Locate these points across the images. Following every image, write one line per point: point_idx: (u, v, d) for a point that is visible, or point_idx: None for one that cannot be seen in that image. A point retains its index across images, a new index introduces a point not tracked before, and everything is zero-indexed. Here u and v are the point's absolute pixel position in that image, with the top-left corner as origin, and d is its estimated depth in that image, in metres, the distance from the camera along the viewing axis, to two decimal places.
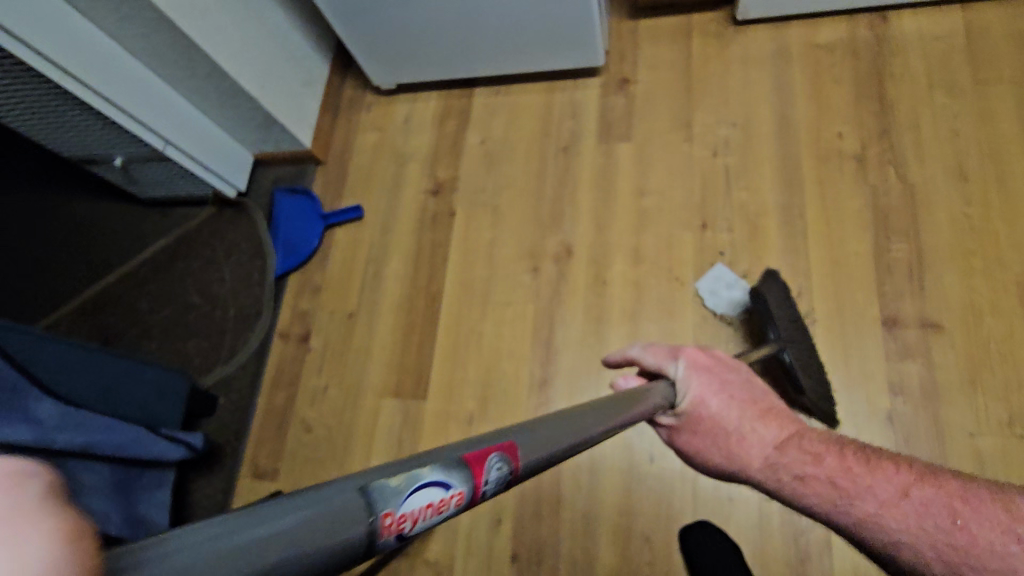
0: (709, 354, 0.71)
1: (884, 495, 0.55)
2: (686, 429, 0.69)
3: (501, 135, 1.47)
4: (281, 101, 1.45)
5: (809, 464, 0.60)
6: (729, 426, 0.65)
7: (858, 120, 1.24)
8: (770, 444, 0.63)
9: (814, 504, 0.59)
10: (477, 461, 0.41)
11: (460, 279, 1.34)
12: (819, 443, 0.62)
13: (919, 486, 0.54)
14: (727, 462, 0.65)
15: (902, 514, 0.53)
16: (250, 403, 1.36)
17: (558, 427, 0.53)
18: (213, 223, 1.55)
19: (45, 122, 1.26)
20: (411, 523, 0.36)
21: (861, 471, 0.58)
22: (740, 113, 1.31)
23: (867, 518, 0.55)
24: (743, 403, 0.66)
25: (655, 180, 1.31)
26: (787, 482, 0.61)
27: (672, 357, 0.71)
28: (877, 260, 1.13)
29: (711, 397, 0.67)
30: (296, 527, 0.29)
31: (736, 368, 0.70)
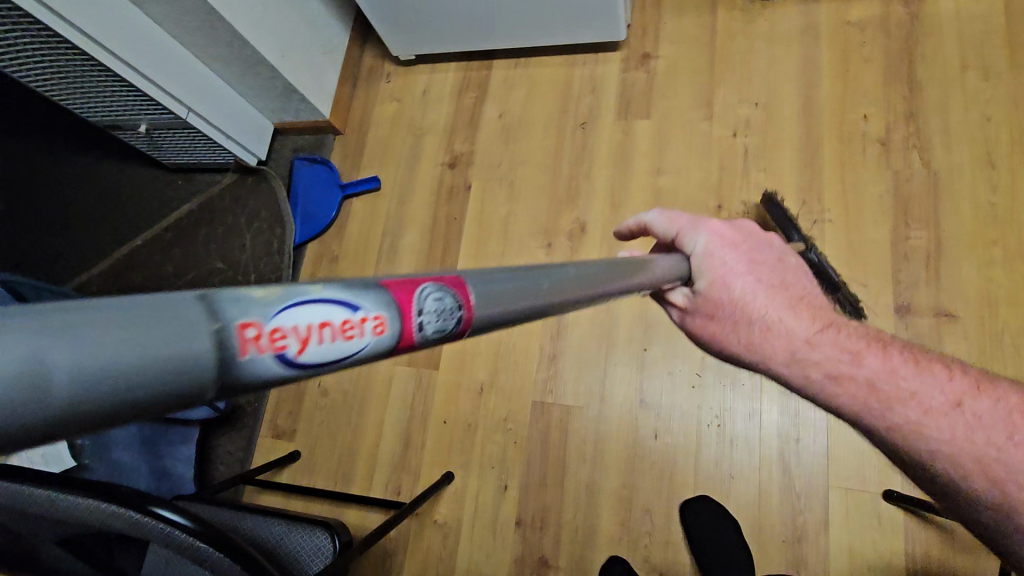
0: (735, 229, 0.65)
1: (933, 405, 0.56)
2: (700, 312, 0.65)
3: (519, 108, 1.46)
4: (301, 71, 1.45)
5: (851, 365, 0.60)
6: (754, 314, 0.61)
7: (885, 101, 1.21)
8: (801, 337, 0.60)
9: (846, 404, 0.59)
10: (402, 289, 0.32)
11: (474, 253, 1.36)
12: (857, 341, 0.61)
13: (973, 397, 0.55)
14: (746, 351, 0.63)
15: (948, 424, 0.55)
16: None
17: (529, 277, 0.43)
18: (235, 190, 1.59)
19: (74, 87, 1.29)
20: (298, 344, 0.27)
21: (906, 376, 0.58)
22: (763, 91, 1.29)
23: (907, 424, 0.56)
24: (770, 288, 0.62)
25: (672, 159, 1.30)
26: (818, 379, 0.60)
27: (693, 227, 0.64)
28: (895, 247, 1.12)
29: (735, 280, 0.62)
30: (64, 333, 0.20)
31: (764, 247, 0.65)
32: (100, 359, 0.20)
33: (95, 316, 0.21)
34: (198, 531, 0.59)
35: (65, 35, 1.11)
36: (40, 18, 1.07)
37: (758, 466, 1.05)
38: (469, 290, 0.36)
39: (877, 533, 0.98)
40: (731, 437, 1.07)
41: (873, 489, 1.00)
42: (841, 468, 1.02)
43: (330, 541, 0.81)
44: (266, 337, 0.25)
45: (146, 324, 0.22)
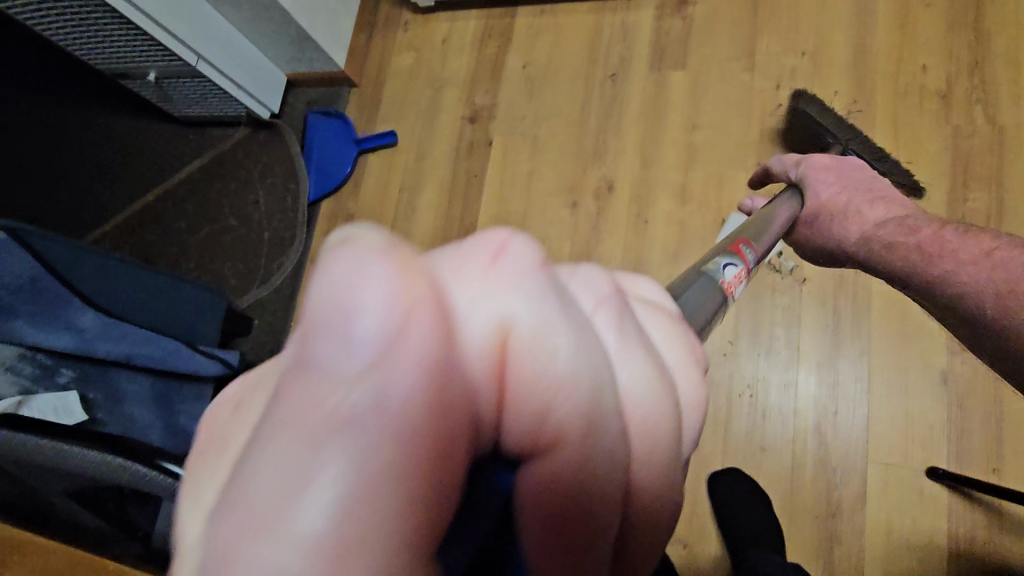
0: (831, 159, 0.86)
1: (967, 257, 0.66)
2: (807, 223, 0.86)
3: (545, 58, 1.37)
4: (314, 17, 1.37)
5: (906, 235, 0.73)
6: (838, 209, 0.82)
7: (947, 50, 1.11)
8: (869, 222, 0.78)
9: (893, 267, 0.73)
10: (737, 248, 0.62)
11: (495, 212, 1.30)
12: (919, 221, 0.74)
13: (1006, 251, 0.63)
14: (830, 241, 0.82)
15: (974, 270, 0.65)
16: (284, 325, 1.37)
17: (765, 230, 0.73)
18: (247, 144, 1.53)
19: (77, 27, 1.22)
20: (734, 285, 0.54)
21: (953, 241, 0.68)
22: (811, 39, 1.19)
23: (942, 275, 0.68)
24: (856, 192, 0.81)
25: (709, 112, 1.21)
26: (877, 252, 0.76)
27: (796, 164, 0.89)
28: (951, 210, 1.03)
29: (824, 189, 0.84)
30: (687, 294, 0.45)
31: (860, 168, 0.85)
32: (697, 310, 0.44)
33: (685, 292, 0.45)
34: None
35: None
36: None
37: (792, 439, 1.00)
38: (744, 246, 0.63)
39: (918, 511, 0.92)
40: (764, 407, 1.02)
41: (915, 465, 0.94)
42: (882, 442, 0.96)
43: None
44: (730, 281, 0.53)
45: (688, 296, 0.45)
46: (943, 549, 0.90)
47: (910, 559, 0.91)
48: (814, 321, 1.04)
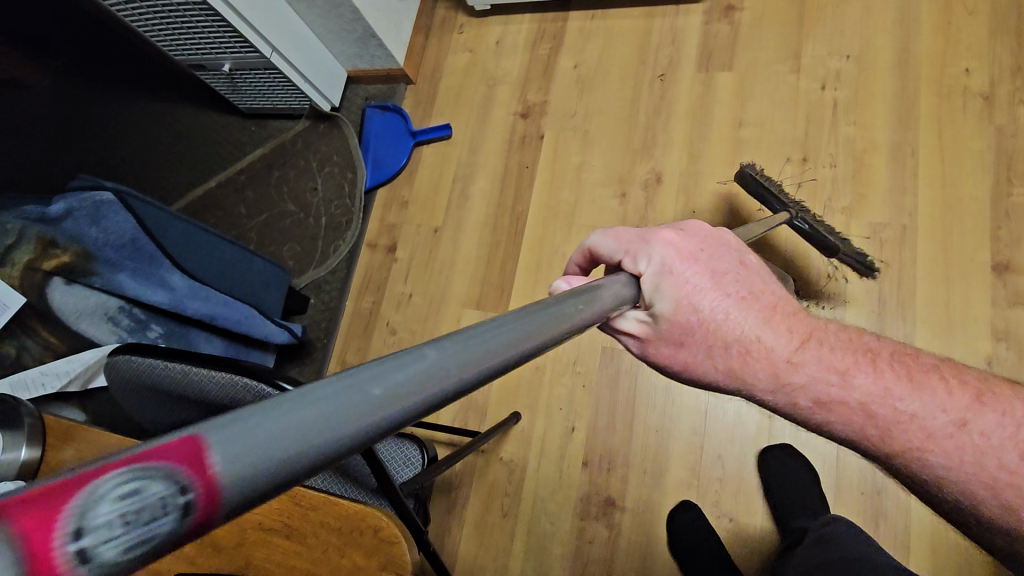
0: (690, 239, 0.61)
1: (934, 427, 0.52)
2: (668, 340, 0.59)
3: (595, 59, 1.44)
4: (380, 14, 1.45)
5: (839, 388, 0.55)
6: (728, 338, 0.57)
7: (990, 55, 1.15)
8: (782, 359, 0.57)
9: (836, 428, 0.56)
10: (52, 511, 0.21)
11: (546, 201, 1.36)
12: (845, 358, 0.57)
13: (976, 414, 0.51)
14: (725, 380, 0.59)
15: (954, 446, 0.51)
16: (339, 303, 1.43)
17: (415, 378, 0.31)
18: (306, 135, 1.62)
19: (167, 20, 1.33)
20: None
21: (902, 396, 0.54)
22: (855, 44, 1.24)
23: (910, 449, 0.53)
24: (743, 308, 0.58)
25: (756, 111, 1.27)
26: (805, 406, 0.57)
27: (648, 247, 0.59)
28: (995, 203, 1.07)
29: (702, 299, 0.58)
30: None
31: (722, 256, 0.61)
32: None
33: None
34: None
35: None
36: None
37: None
38: (201, 458, 0.23)
39: None
40: None
41: None
42: None
43: (419, 454, 0.85)
44: None
45: None
46: None
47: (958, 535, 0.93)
48: (858, 306, 1.08)
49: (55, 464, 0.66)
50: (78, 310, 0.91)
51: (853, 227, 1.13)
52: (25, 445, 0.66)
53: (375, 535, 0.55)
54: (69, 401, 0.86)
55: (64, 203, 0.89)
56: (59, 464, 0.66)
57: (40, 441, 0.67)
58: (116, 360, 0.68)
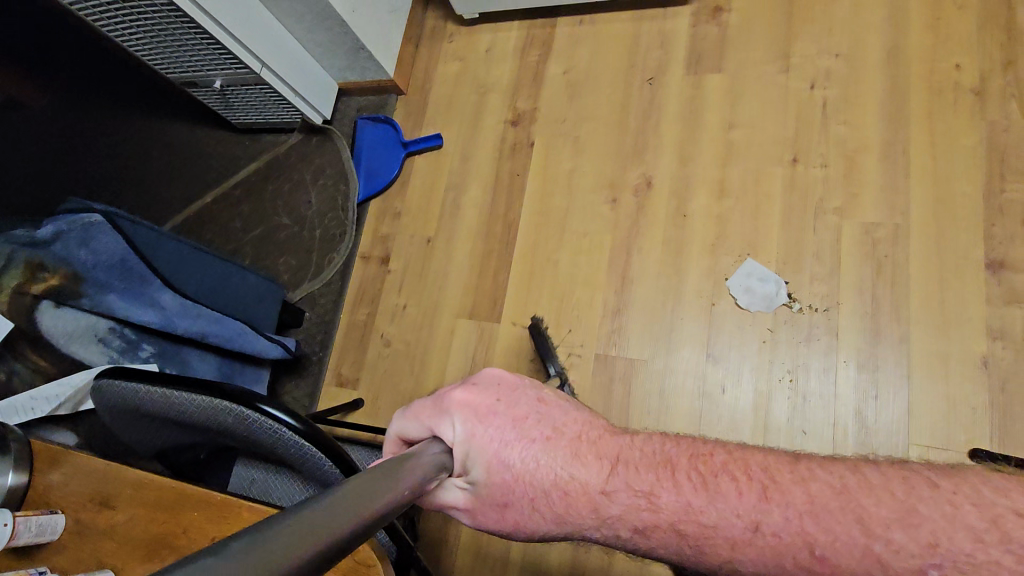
0: (484, 392, 0.56)
1: (735, 536, 0.47)
2: (491, 505, 0.54)
3: (585, 64, 1.44)
4: (369, 25, 1.45)
5: (647, 511, 0.50)
6: (540, 485, 0.52)
7: (979, 49, 1.14)
8: (595, 491, 0.51)
9: (660, 552, 0.51)
10: None
11: (537, 208, 1.36)
12: (647, 474, 0.51)
13: (765, 512, 0.47)
14: (556, 527, 0.53)
15: (755, 554, 0.47)
16: (334, 316, 1.44)
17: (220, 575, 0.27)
18: (300, 148, 1.63)
19: (156, 39, 1.33)
20: None
21: (701, 507, 0.49)
22: (845, 42, 1.23)
23: (723, 564, 0.48)
24: (544, 448, 0.53)
25: (746, 112, 1.26)
26: (627, 537, 0.51)
27: (443, 417, 0.55)
28: (989, 200, 1.05)
29: (510, 453, 0.53)
30: None
31: (516, 398, 0.57)
32: None
33: None
34: (305, 432, 0.61)
35: None
36: None
37: (833, 422, 1.02)
38: None
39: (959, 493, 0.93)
40: (804, 393, 1.05)
41: (959, 448, 0.95)
42: (925, 426, 0.98)
43: None
44: None
45: None
46: None
47: None
48: (853, 307, 1.07)
49: (41, 490, 0.66)
50: (69, 332, 0.91)
51: (845, 227, 1.11)
52: (11, 472, 0.66)
53: (352, 559, 0.55)
54: (60, 424, 0.87)
55: (53, 226, 0.91)
56: (45, 490, 0.66)
57: (27, 466, 0.67)
58: (103, 385, 0.68)
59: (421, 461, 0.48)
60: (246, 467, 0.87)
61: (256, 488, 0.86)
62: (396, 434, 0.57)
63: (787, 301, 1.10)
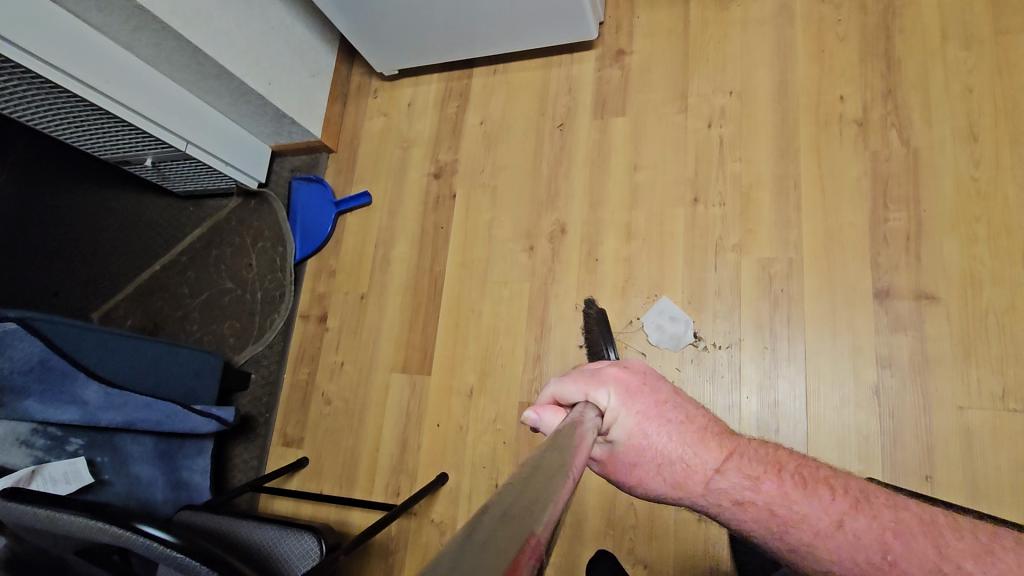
0: (632, 371, 0.62)
1: (821, 527, 0.53)
2: (622, 462, 0.60)
3: (500, 114, 1.48)
4: (288, 93, 1.49)
5: (751, 491, 0.56)
6: (672, 455, 0.58)
7: (862, 80, 1.18)
8: (709, 469, 0.58)
9: (749, 528, 0.57)
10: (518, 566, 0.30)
11: (461, 260, 1.40)
12: (758, 465, 0.58)
13: (854, 517, 0.53)
14: (673, 491, 0.59)
15: (835, 547, 0.52)
16: (279, 376, 1.48)
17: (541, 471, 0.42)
18: (239, 212, 1.66)
19: (82, 134, 1.35)
20: None
21: (796, 499, 0.55)
22: (738, 79, 1.27)
23: (802, 548, 0.54)
24: (683, 427, 0.60)
25: (649, 154, 1.29)
26: (726, 509, 0.58)
27: (600, 383, 0.60)
28: (873, 230, 1.09)
29: (649, 425, 0.59)
30: None
31: (659, 382, 0.62)
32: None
33: None
34: (179, 546, 0.70)
35: (71, 88, 1.16)
36: (47, 76, 1.11)
37: None
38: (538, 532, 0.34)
39: None
40: None
41: None
42: (823, 456, 1.02)
43: (316, 544, 0.92)
44: None
45: None
46: None
47: None
48: (752, 342, 1.11)
49: None
50: None
51: (744, 264, 1.15)
52: None
53: None
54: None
55: None
56: None
57: None
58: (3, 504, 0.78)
59: (584, 424, 0.53)
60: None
61: None
62: (551, 392, 0.62)
63: (693, 340, 1.14)
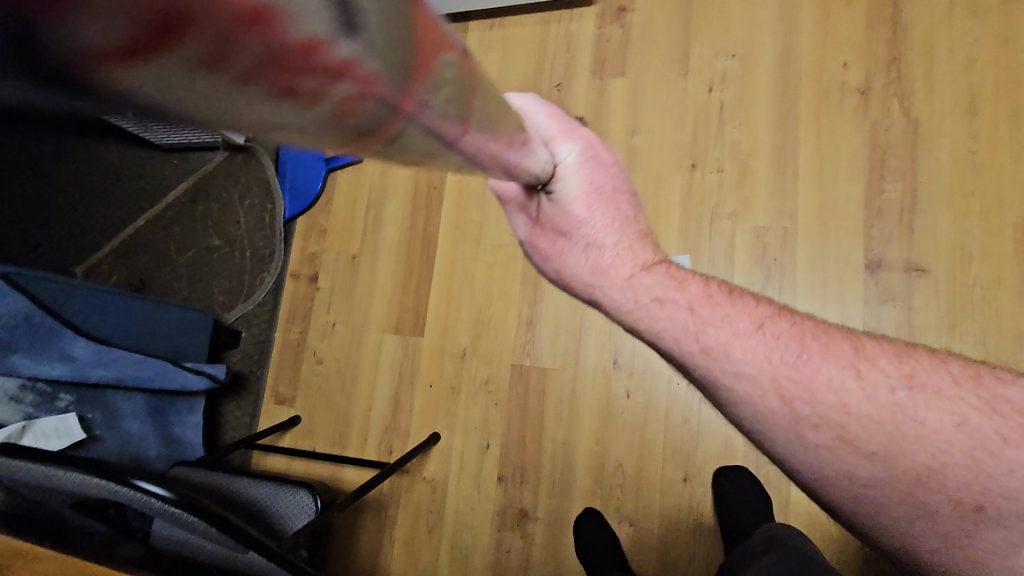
0: (603, 146, 0.56)
1: (742, 327, 0.52)
2: (550, 226, 0.56)
3: (495, 71, 1.43)
4: None
5: (674, 290, 0.56)
6: (604, 241, 0.56)
7: (867, 47, 1.16)
8: (636, 267, 0.57)
9: (659, 328, 0.55)
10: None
11: (454, 221, 1.38)
12: (684, 274, 0.59)
13: (776, 322, 0.53)
14: (590, 277, 0.57)
15: (753, 345, 0.51)
16: (269, 335, 1.48)
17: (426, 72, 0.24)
18: (225, 166, 1.55)
19: None
20: None
21: (720, 303, 0.55)
22: (741, 43, 1.24)
23: (717, 345, 0.52)
24: (627, 220, 0.57)
25: (647, 118, 1.27)
26: (642, 305, 0.56)
27: (568, 134, 0.52)
28: (869, 201, 1.10)
29: (596, 203, 0.55)
30: None
31: (619, 168, 0.57)
32: None
33: None
34: (175, 500, 0.71)
35: None
36: None
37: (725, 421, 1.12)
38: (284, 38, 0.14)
39: None
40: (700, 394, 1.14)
41: None
42: None
43: (311, 499, 0.93)
44: None
45: None
46: None
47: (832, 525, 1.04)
48: None
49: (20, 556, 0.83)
50: None
51: (738, 232, 1.16)
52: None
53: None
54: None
55: None
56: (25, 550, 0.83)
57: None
58: None
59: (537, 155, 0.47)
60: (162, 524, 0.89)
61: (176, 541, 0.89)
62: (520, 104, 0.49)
63: None
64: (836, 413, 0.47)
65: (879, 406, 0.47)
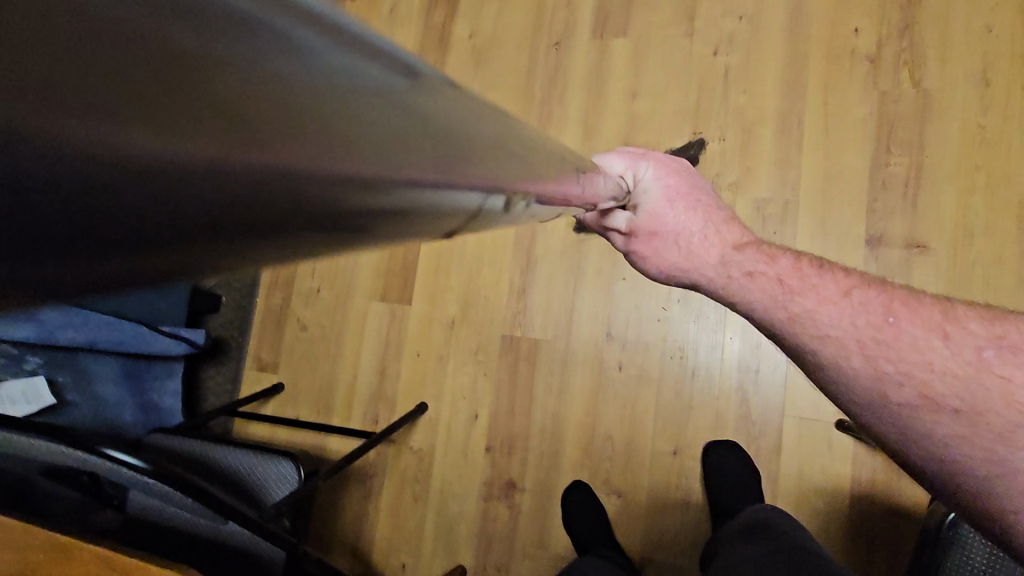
0: (676, 162, 0.62)
1: (828, 295, 0.50)
2: (642, 233, 0.59)
3: (491, 26, 1.36)
4: None
5: (765, 263, 0.54)
6: (693, 226, 0.57)
7: (880, 12, 1.11)
8: (730, 245, 0.57)
9: (754, 304, 0.53)
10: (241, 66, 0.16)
11: None
12: (779, 249, 0.56)
13: (865, 289, 0.49)
14: (684, 264, 0.57)
15: (838, 312, 0.48)
16: (250, 300, 1.42)
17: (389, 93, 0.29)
18: None
19: None
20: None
21: (810, 272, 0.53)
22: (750, 3, 1.18)
23: (802, 313, 0.50)
24: (712, 211, 0.59)
25: (649, 82, 1.22)
26: (735, 281, 0.55)
27: (641, 159, 0.62)
28: (873, 174, 1.07)
29: (674, 203, 0.58)
30: None
31: (700, 180, 0.62)
32: None
33: None
34: (149, 469, 0.68)
35: None
36: None
37: (717, 396, 1.11)
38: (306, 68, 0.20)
39: (827, 462, 1.04)
40: (693, 368, 1.12)
41: (828, 418, 1.05)
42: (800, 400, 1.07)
43: (295, 470, 0.90)
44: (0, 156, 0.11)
45: None
46: (846, 494, 1.03)
47: (818, 499, 1.04)
48: None
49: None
50: None
51: (738, 203, 1.12)
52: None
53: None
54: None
55: None
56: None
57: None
58: None
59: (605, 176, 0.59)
60: (140, 495, 0.85)
61: (158, 512, 0.85)
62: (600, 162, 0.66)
63: None
64: (919, 369, 0.44)
65: (965, 363, 0.42)
